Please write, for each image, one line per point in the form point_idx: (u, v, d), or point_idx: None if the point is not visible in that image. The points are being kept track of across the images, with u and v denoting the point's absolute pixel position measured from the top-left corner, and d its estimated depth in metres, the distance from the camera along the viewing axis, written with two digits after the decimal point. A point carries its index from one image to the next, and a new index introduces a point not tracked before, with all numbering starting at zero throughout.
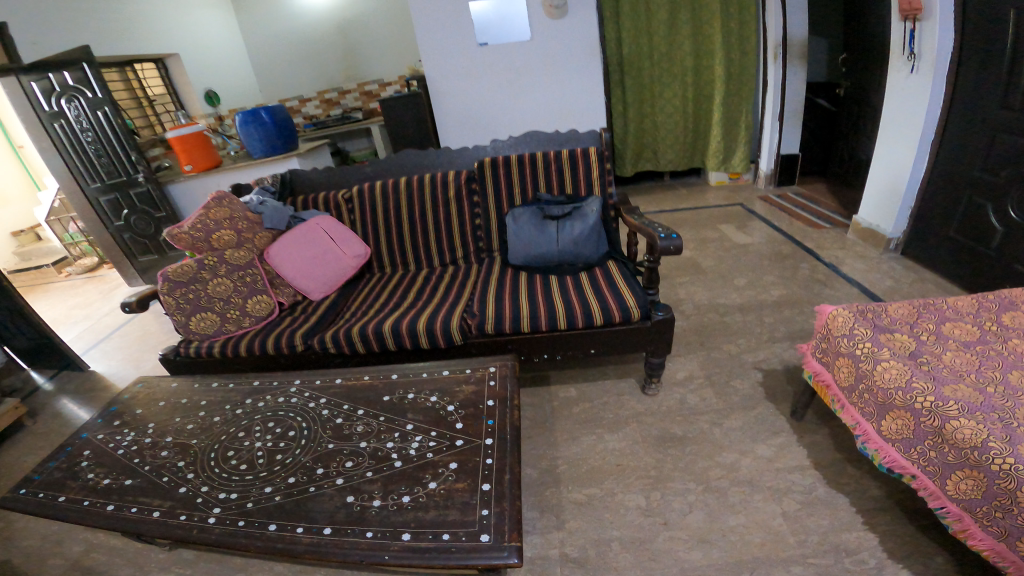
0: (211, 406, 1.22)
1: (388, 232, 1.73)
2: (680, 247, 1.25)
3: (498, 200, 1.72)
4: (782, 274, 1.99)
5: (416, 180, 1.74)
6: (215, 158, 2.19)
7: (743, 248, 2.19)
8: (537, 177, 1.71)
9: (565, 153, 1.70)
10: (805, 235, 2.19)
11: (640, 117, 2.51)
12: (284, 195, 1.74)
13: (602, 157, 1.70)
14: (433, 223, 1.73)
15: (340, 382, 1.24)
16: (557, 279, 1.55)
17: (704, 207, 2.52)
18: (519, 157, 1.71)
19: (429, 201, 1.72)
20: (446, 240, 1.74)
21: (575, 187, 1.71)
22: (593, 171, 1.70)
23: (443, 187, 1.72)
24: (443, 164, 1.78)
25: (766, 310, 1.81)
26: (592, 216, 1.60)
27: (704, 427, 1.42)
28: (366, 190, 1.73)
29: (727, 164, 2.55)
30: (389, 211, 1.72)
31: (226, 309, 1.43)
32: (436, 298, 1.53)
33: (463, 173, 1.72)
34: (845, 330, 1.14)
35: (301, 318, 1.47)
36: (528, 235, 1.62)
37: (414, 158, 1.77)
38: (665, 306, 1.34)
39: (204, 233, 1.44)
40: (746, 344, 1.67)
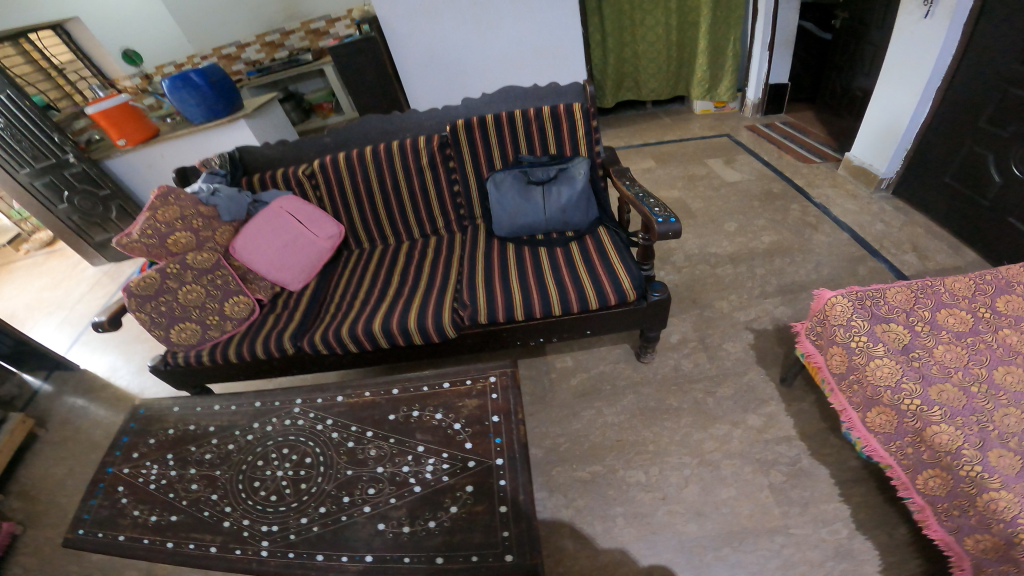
0: (222, 432, 1.21)
1: (361, 208, 1.62)
2: (679, 232, 1.18)
3: (476, 166, 1.60)
4: (773, 217, 1.93)
5: (382, 146, 1.57)
6: (152, 126, 2.02)
7: (733, 185, 2.10)
8: (518, 138, 1.58)
9: (546, 108, 1.56)
10: (794, 170, 2.13)
11: (619, 45, 2.33)
12: (237, 174, 1.57)
13: (586, 111, 1.56)
14: (409, 195, 1.61)
15: (343, 400, 1.21)
16: (546, 252, 1.49)
17: (690, 137, 2.39)
18: (494, 117, 1.56)
19: (402, 173, 1.58)
20: (426, 212, 1.64)
21: (558, 147, 1.59)
22: (578, 129, 1.56)
23: (415, 156, 1.56)
24: (412, 129, 1.62)
25: (758, 260, 1.79)
26: (580, 182, 1.51)
27: (698, 397, 1.47)
28: (329, 163, 1.56)
29: (713, 93, 2.41)
30: (359, 186, 1.58)
31: (204, 316, 1.36)
32: (424, 283, 1.47)
33: (435, 137, 1.57)
34: (843, 320, 1.19)
35: (285, 318, 1.42)
36: (513, 207, 1.53)
37: (378, 122, 1.60)
38: (661, 286, 1.31)
39: (158, 239, 1.30)
40: (738, 301, 1.67)
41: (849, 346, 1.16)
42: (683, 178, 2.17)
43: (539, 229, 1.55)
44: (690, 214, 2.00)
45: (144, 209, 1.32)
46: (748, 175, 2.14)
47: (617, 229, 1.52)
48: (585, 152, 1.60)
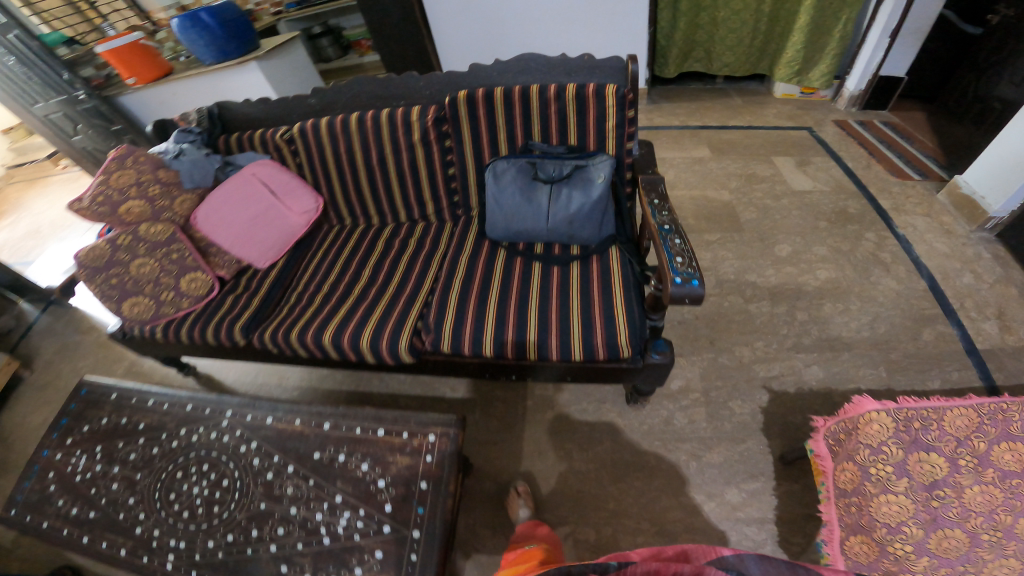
0: (150, 432, 1.14)
1: (341, 176, 1.44)
2: (701, 299, 0.89)
3: (477, 148, 1.35)
4: (838, 246, 1.60)
5: (371, 113, 1.35)
6: (164, 64, 1.91)
7: (801, 195, 1.74)
8: (532, 120, 1.28)
9: (570, 87, 1.22)
10: (879, 186, 1.75)
11: (696, 8, 1.91)
12: (214, 134, 1.45)
13: (620, 96, 1.20)
14: (397, 174, 1.42)
15: (272, 422, 1.11)
16: (540, 272, 1.26)
17: (762, 126, 2.01)
18: (504, 92, 1.25)
19: (389, 151, 1.37)
20: (414, 196, 1.45)
21: (581, 137, 1.28)
22: (608, 121, 1.23)
23: (405, 131, 1.34)
24: (413, 95, 1.40)
25: (803, 302, 1.50)
26: (597, 191, 1.20)
27: (681, 458, 1.29)
28: (309, 128, 1.37)
29: (803, 75, 2.02)
30: (342, 159, 1.41)
31: (158, 292, 1.30)
32: (393, 284, 1.30)
33: (432, 109, 1.33)
34: (873, 441, 1.01)
35: (242, 301, 1.33)
36: (512, 207, 1.26)
37: (376, 82, 1.39)
38: (666, 348, 1.09)
39: (109, 207, 1.24)
40: (763, 350, 1.43)
41: (866, 469, 0.99)
42: (740, 177, 1.83)
43: (539, 236, 1.28)
44: (737, 227, 1.69)
45: (98, 171, 1.24)
46: (822, 185, 1.77)
47: (632, 250, 1.23)
48: (614, 148, 1.27)
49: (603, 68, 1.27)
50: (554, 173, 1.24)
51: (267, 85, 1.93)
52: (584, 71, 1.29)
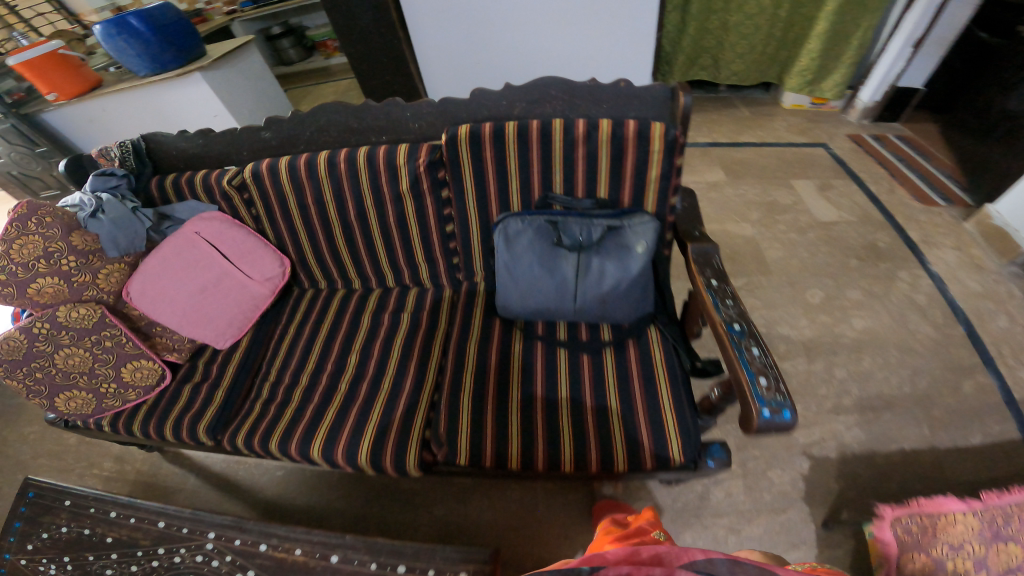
0: (120, 552, 0.94)
1: (313, 237, 1.08)
2: (793, 426, 0.68)
3: (483, 201, 0.95)
4: (871, 289, 1.51)
5: (343, 154, 0.95)
6: (93, 78, 1.68)
7: (826, 227, 1.67)
8: (553, 168, 0.90)
9: (603, 125, 0.85)
10: (904, 216, 1.68)
11: (705, 14, 1.83)
12: (144, 175, 1.12)
13: (670, 139, 0.84)
14: (380, 235, 1.04)
15: (267, 550, 0.91)
16: (569, 362, 1.03)
17: (771, 144, 1.98)
18: (515, 126, 0.87)
19: (372, 207, 0.99)
20: (404, 261, 1.07)
21: (614, 192, 0.92)
22: (651, 168, 0.87)
23: (392, 179, 0.94)
24: (391, 132, 0.98)
25: (839, 356, 1.38)
26: (635, 264, 0.88)
27: (719, 535, 1.15)
28: (265, 172, 0.99)
29: (815, 86, 1.97)
30: (312, 218, 1.04)
31: (95, 383, 1.04)
32: (387, 374, 1.06)
33: (423, 146, 0.91)
34: (952, 536, 0.81)
35: (204, 395, 1.09)
36: (528, 280, 0.93)
37: (333, 109, 0.96)
38: (723, 454, 0.87)
39: (16, 289, 0.95)
40: (801, 414, 1.29)
41: (942, 563, 0.79)
42: (760, 207, 1.74)
43: (560, 313, 0.97)
44: (764, 269, 1.57)
45: None
46: (847, 215, 1.70)
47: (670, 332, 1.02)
48: (657, 207, 0.92)
49: (639, 96, 0.91)
50: (583, 237, 0.89)
51: (216, 99, 1.71)
52: (616, 102, 0.93)
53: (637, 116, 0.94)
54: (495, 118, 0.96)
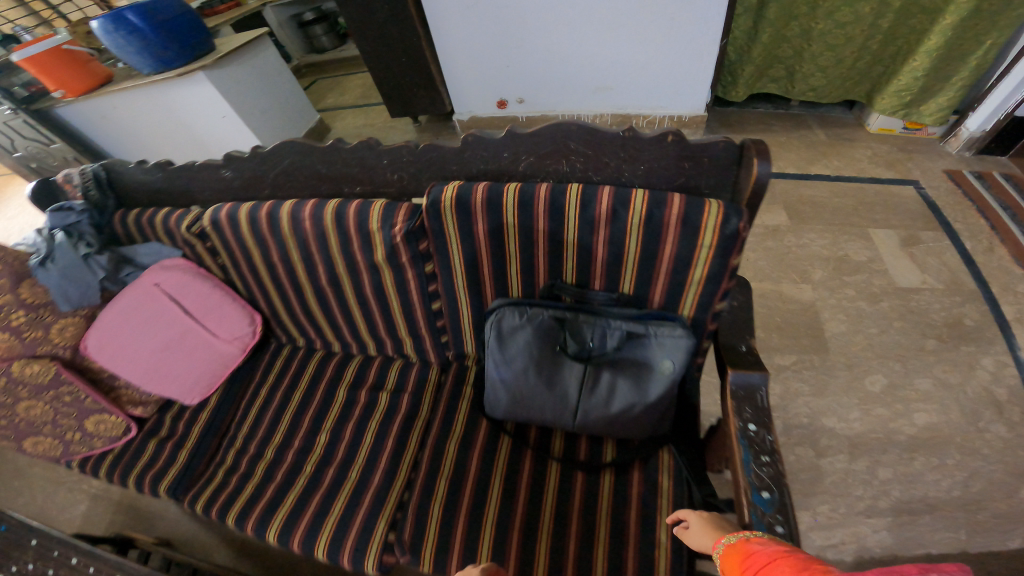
0: None
1: (286, 298, 0.91)
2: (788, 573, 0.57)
3: (475, 276, 0.77)
4: (945, 372, 1.26)
5: (311, 202, 0.76)
6: (100, 70, 1.56)
7: (904, 295, 1.40)
8: (563, 249, 0.70)
9: (637, 197, 0.63)
10: (996, 279, 1.42)
11: (787, 19, 1.64)
12: (108, 209, 0.96)
13: (729, 233, 0.61)
14: (357, 301, 0.87)
15: None
16: (562, 475, 0.85)
17: (846, 174, 1.73)
18: (519, 189, 0.66)
19: (345, 272, 0.81)
20: (384, 330, 0.92)
21: (642, 284, 0.71)
22: (696, 270, 0.65)
23: (363, 239, 0.75)
24: (368, 181, 0.78)
25: (887, 455, 1.15)
26: (653, 387, 0.72)
27: None
28: (225, 222, 0.80)
29: (912, 108, 1.72)
30: (281, 275, 0.86)
31: (59, 433, 0.95)
32: (358, 461, 0.90)
33: (401, 208, 0.72)
34: None
35: (168, 452, 0.95)
36: (521, 387, 0.77)
37: (297, 148, 0.75)
38: None
39: None
40: (825, 513, 1.08)
41: None
42: (826, 263, 1.49)
43: (557, 428, 0.81)
44: (818, 339, 1.34)
45: None
46: (929, 276, 1.44)
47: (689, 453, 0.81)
48: (696, 315, 0.72)
49: (696, 156, 0.63)
50: (594, 342, 0.73)
51: (223, 101, 1.58)
52: (661, 160, 0.65)
53: (690, 180, 0.67)
54: (494, 173, 0.73)
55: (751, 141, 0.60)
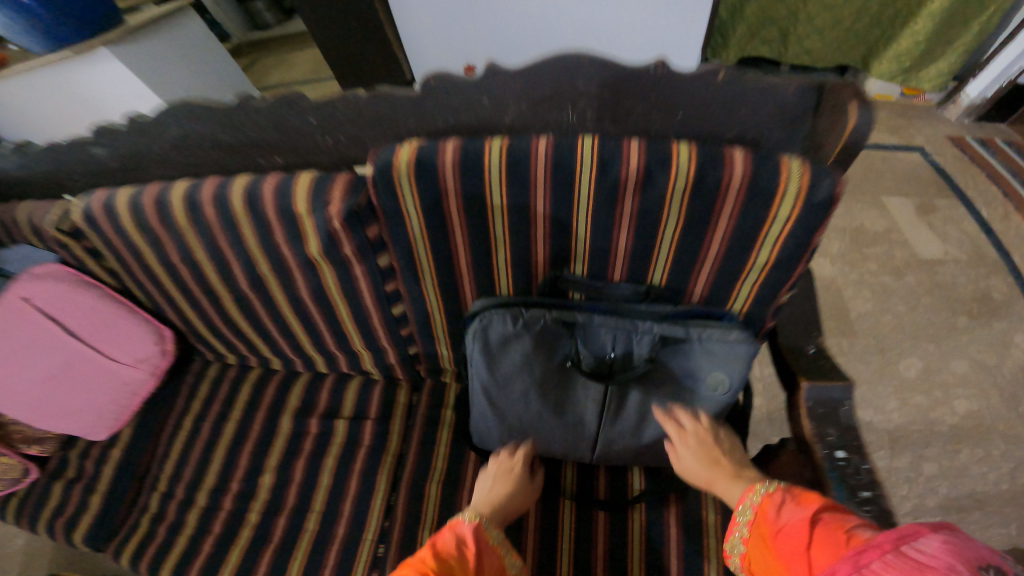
0: None
1: (201, 308, 0.70)
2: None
3: (450, 268, 0.57)
4: (980, 351, 1.13)
5: (212, 181, 0.54)
6: None
7: (930, 266, 1.26)
8: (571, 226, 0.51)
9: (680, 151, 0.45)
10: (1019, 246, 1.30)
11: None
12: None
13: (818, 203, 0.44)
14: (292, 307, 0.65)
15: None
16: (575, 514, 0.67)
17: None
18: (509, 147, 0.47)
19: (272, 273, 0.60)
20: (332, 342, 0.71)
21: (678, 272, 0.53)
22: (760, 252, 0.49)
23: (289, 229, 0.53)
24: (293, 148, 0.56)
25: (929, 449, 1.02)
26: (693, 400, 0.57)
27: None
28: (101, 213, 0.58)
29: (910, 73, 1.56)
30: (187, 279, 0.64)
31: None
32: (315, 507, 0.70)
33: (338, 180, 0.51)
34: None
35: (77, 498, 0.75)
36: (524, 417, 0.60)
37: (189, 109, 0.53)
38: None
39: None
40: None
41: None
42: (841, 234, 1.33)
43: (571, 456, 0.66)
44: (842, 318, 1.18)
45: None
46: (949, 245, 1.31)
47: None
48: (751, 311, 0.55)
49: (760, 101, 0.46)
50: (616, 352, 0.56)
51: None
52: (708, 108, 0.48)
53: (745, 133, 0.49)
54: (471, 127, 0.52)
55: (838, 84, 0.44)
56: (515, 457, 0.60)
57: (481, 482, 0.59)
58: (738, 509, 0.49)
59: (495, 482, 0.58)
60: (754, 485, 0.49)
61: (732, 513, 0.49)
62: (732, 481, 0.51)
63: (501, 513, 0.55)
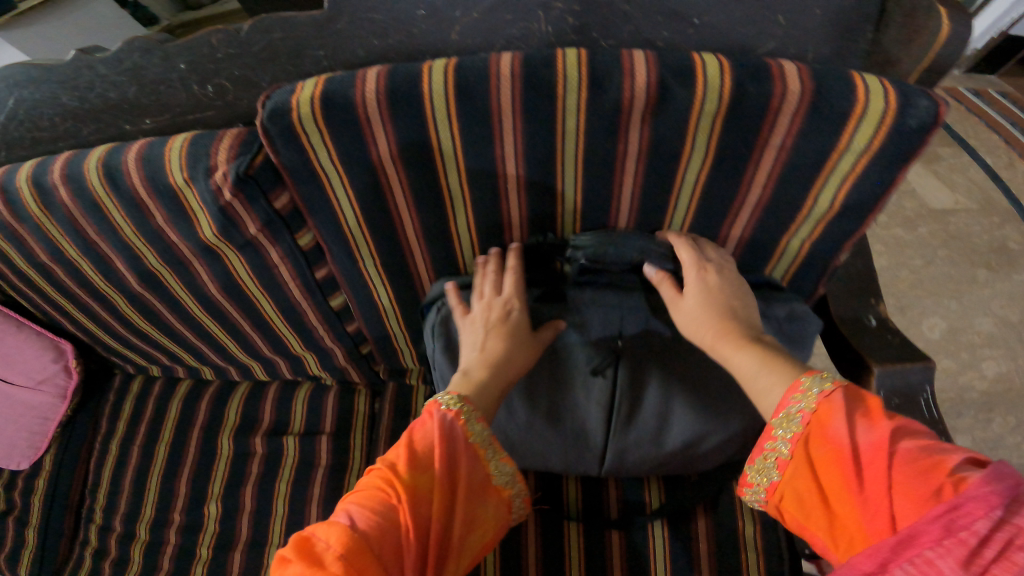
0: None
1: (96, 313, 0.55)
2: None
3: (394, 240, 0.43)
4: None
5: (65, 155, 0.40)
6: None
7: (940, 216, 1.01)
8: (557, 170, 0.39)
9: (707, 63, 0.34)
10: None
11: None
12: None
13: (912, 129, 0.34)
14: (208, 306, 0.51)
15: None
16: (583, 537, 0.54)
17: None
18: (457, 67, 0.34)
19: (164, 266, 0.46)
20: (265, 344, 0.57)
21: (703, 225, 0.43)
22: (806, 198, 0.39)
23: (168, 206, 0.39)
24: (160, 105, 0.39)
25: (961, 420, 0.87)
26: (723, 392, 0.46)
27: None
28: None
29: None
30: (69, 285, 0.50)
31: None
32: (274, 540, 0.56)
33: (225, 136, 0.37)
34: None
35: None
36: (510, 429, 0.47)
37: (16, 73, 0.37)
38: None
39: None
40: None
41: None
42: None
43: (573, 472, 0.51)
44: None
45: None
46: None
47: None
48: (797, 275, 0.46)
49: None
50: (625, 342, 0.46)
51: None
52: (740, 8, 0.35)
53: (785, 47, 0.37)
54: (404, 53, 0.37)
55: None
56: (506, 294, 0.42)
57: (466, 334, 0.42)
58: (776, 420, 0.33)
59: (484, 331, 0.41)
60: (802, 379, 0.33)
61: (767, 425, 0.33)
62: (740, 349, 0.37)
63: (493, 378, 0.39)
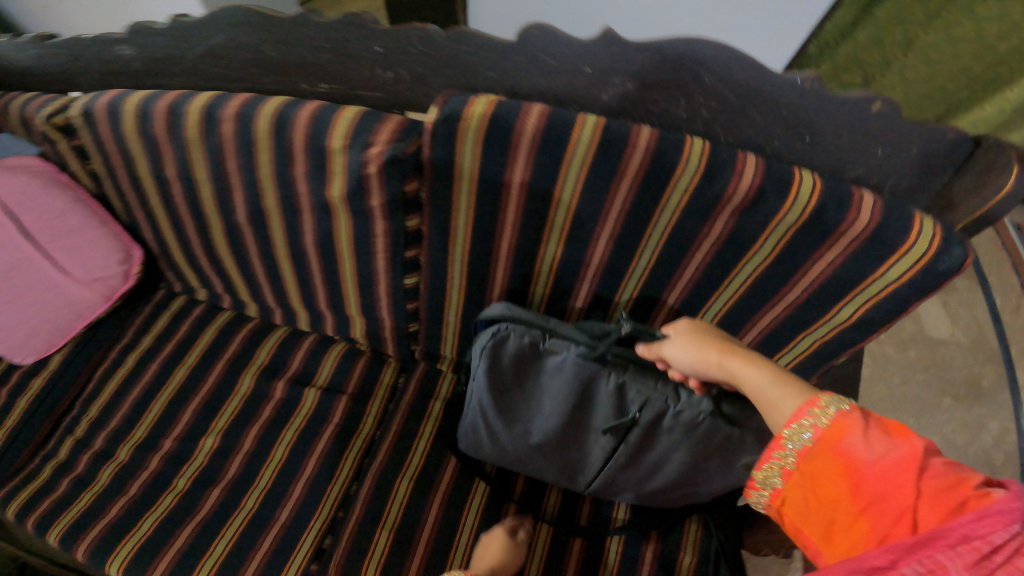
0: None
1: (187, 232, 0.60)
2: None
3: (485, 248, 0.49)
4: None
5: (242, 97, 0.46)
6: None
7: (932, 342, 1.08)
8: (646, 232, 0.45)
9: (804, 178, 0.40)
10: None
11: None
12: None
13: (940, 271, 0.40)
14: (292, 252, 0.57)
15: None
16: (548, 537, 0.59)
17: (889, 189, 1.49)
18: (604, 127, 0.40)
19: (277, 207, 0.51)
20: (325, 298, 0.63)
21: (740, 308, 0.49)
22: (836, 304, 0.45)
23: (314, 164, 0.45)
24: (343, 76, 0.45)
25: None
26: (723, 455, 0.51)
27: None
28: (107, 115, 0.49)
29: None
30: (175, 205, 0.56)
31: None
32: (259, 484, 0.61)
33: (391, 118, 0.43)
34: None
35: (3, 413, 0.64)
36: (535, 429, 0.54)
37: (234, 18, 0.42)
38: None
39: None
40: None
41: None
42: None
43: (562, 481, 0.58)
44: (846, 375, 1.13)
45: None
46: None
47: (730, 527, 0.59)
48: (799, 367, 0.52)
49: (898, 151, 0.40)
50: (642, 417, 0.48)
51: None
52: (845, 141, 0.41)
53: (872, 174, 0.42)
54: (557, 97, 0.43)
55: (1002, 142, 0.37)
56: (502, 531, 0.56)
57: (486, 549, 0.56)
58: (788, 429, 0.35)
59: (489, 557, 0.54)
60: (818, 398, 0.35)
61: (778, 434, 0.36)
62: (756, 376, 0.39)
63: None
